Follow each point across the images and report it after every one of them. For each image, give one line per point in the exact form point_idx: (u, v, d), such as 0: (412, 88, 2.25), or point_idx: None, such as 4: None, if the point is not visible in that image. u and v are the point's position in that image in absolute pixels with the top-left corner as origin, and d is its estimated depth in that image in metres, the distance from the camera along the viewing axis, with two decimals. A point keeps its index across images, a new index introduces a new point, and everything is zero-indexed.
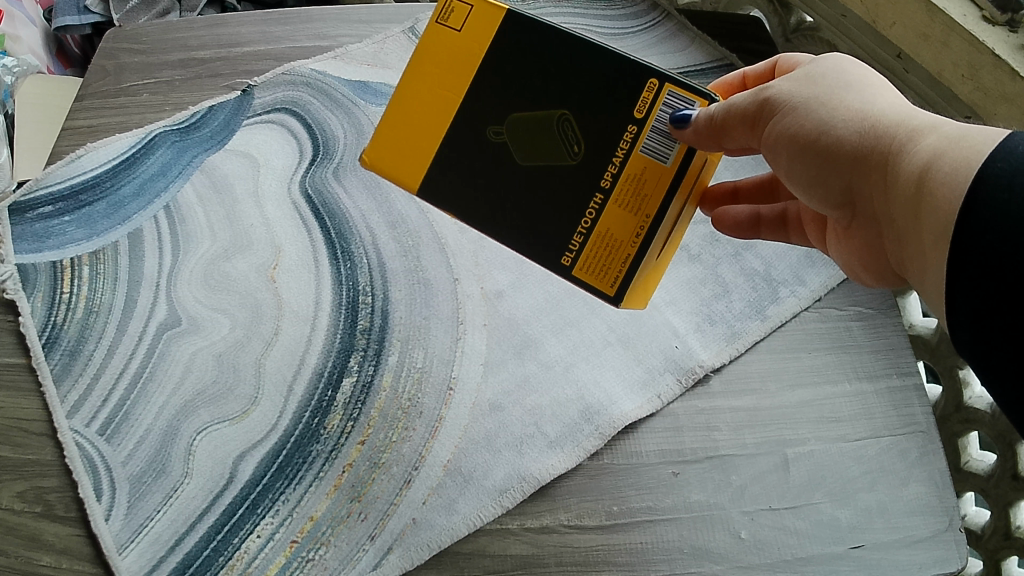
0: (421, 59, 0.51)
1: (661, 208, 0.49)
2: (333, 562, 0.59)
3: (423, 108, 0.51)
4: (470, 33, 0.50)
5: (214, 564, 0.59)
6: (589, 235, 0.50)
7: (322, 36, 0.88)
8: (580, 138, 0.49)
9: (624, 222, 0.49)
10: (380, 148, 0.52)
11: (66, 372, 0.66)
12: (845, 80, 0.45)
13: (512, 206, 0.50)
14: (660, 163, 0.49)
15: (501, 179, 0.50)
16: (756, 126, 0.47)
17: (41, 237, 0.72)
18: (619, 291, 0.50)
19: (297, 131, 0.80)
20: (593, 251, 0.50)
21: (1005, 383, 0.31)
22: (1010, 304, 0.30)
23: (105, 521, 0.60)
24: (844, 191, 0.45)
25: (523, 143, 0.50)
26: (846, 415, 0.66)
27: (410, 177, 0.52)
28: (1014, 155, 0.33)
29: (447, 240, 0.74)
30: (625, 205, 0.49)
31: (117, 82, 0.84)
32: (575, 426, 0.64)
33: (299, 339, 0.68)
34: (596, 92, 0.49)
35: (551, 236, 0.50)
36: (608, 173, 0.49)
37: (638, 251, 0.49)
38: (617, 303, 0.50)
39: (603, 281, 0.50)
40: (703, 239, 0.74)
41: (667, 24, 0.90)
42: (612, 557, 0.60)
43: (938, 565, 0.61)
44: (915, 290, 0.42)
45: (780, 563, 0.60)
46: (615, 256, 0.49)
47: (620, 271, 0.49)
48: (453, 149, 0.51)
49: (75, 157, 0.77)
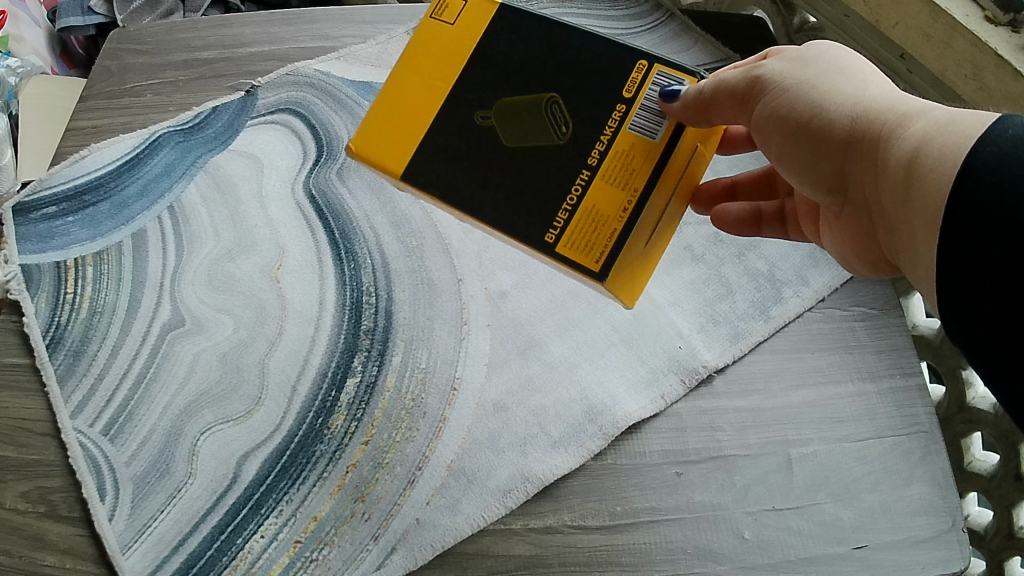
0: (415, 48, 0.51)
1: (650, 182, 0.48)
2: (337, 562, 0.59)
3: (414, 93, 0.51)
4: (463, 24, 0.51)
5: (218, 564, 0.59)
6: (575, 210, 0.48)
7: (326, 37, 0.88)
8: (568, 119, 0.49)
9: (611, 196, 0.48)
10: (366, 133, 0.51)
11: (70, 372, 0.66)
12: (837, 64, 0.46)
13: (497, 184, 0.49)
14: (649, 140, 0.48)
15: (487, 160, 0.49)
16: (746, 103, 0.47)
17: (45, 237, 0.73)
18: (606, 267, 0.47)
19: (301, 131, 0.80)
20: (578, 227, 0.48)
21: (990, 362, 0.32)
22: (999, 286, 0.32)
23: (110, 521, 0.60)
24: (835, 174, 0.46)
25: (512, 124, 0.49)
26: (849, 415, 0.66)
27: (396, 160, 0.50)
28: (1004, 138, 0.34)
29: (451, 240, 0.74)
30: (613, 180, 0.48)
31: (122, 82, 0.85)
32: (579, 426, 0.64)
33: (304, 339, 0.68)
34: (588, 74, 0.49)
35: (536, 213, 0.48)
36: (595, 150, 0.48)
37: (624, 226, 0.47)
38: (603, 280, 0.47)
39: (588, 257, 0.47)
40: (706, 238, 0.74)
41: (670, 24, 0.90)
42: (617, 557, 0.60)
43: (942, 565, 0.61)
44: (907, 275, 0.43)
45: (785, 563, 0.60)
46: (601, 231, 0.47)
47: (606, 246, 0.47)
48: (441, 130, 0.50)
49: (80, 157, 0.78)
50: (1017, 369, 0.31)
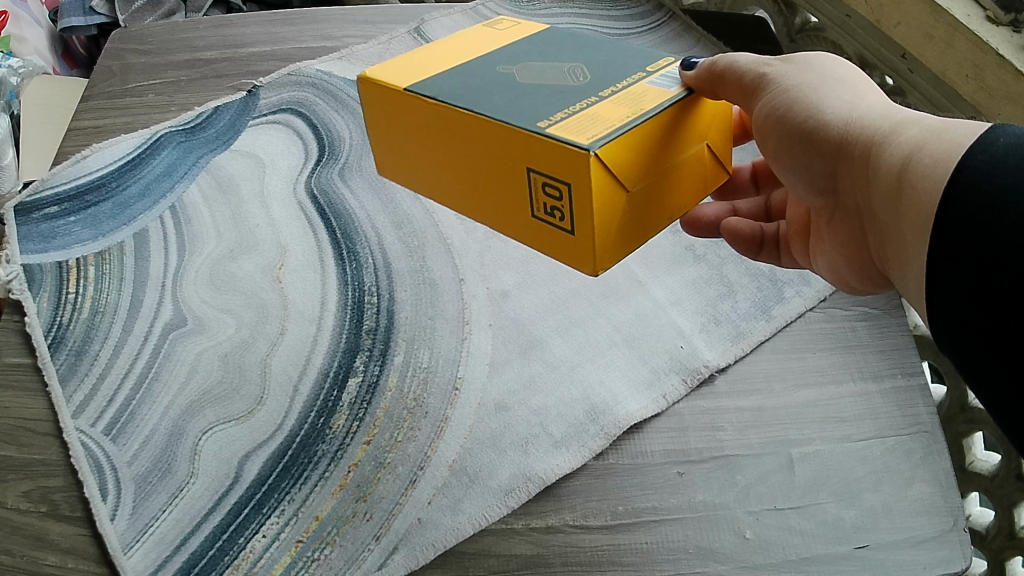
0: (458, 36, 0.56)
1: (658, 104, 0.45)
2: (338, 561, 0.57)
3: (442, 54, 0.54)
4: (508, 32, 0.56)
5: (219, 563, 0.57)
6: (575, 114, 0.45)
7: (329, 37, 0.93)
8: (587, 73, 0.49)
9: (615, 109, 0.45)
10: (384, 68, 0.53)
11: (71, 372, 0.66)
12: (840, 72, 0.46)
13: (496, 98, 0.47)
14: (663, 89, 0.47)
15: (494, 89, 0.48)
16: (750, 95, 0.48)
17: (46, 237, 0.75)
18: (596, 142, 0.42)
19: (302, 130, 0.83)
20: (575, 121, 0.44)
21: (976, 372, 0.33)
22: (990, 295, 0.32)
23: (111, 521, 0.59)
24: (830, 178, 0.46)
25: (529, 73, 0.50)
26: (851, 415, 0.65)
27: (402, 79, 0.51)
28: (994, 148, 0.34)
29: (452, 239, 0.76)
30: (619, 102, 0.46)
31: (122, 82, 0.90)
32: (580, 426, 0.64)
33: (305, 338, 0.69)
34: (612, 55, 0.51)
35: (532, 111, 0.45)
36: (608, 89, 0.47)
37: (623, 124, 0.43)
38: (589, 150, 0.41)
39: (580, 134, 0.42)
40: (708, 240, 0.77)
41: (672, 24, 0.93)
42: (617, 557, 0.58)
43: (942, 565, 0.58)
44: (896, 286, 0.43)
45: (786, 563, 0.58)
46: (598, 125, 0.43)
47: (602, 131, 0.43)
48: (457, 71, 0.51)
49: (82, 158, 0.81)
50: (1005, 385, 0.31)
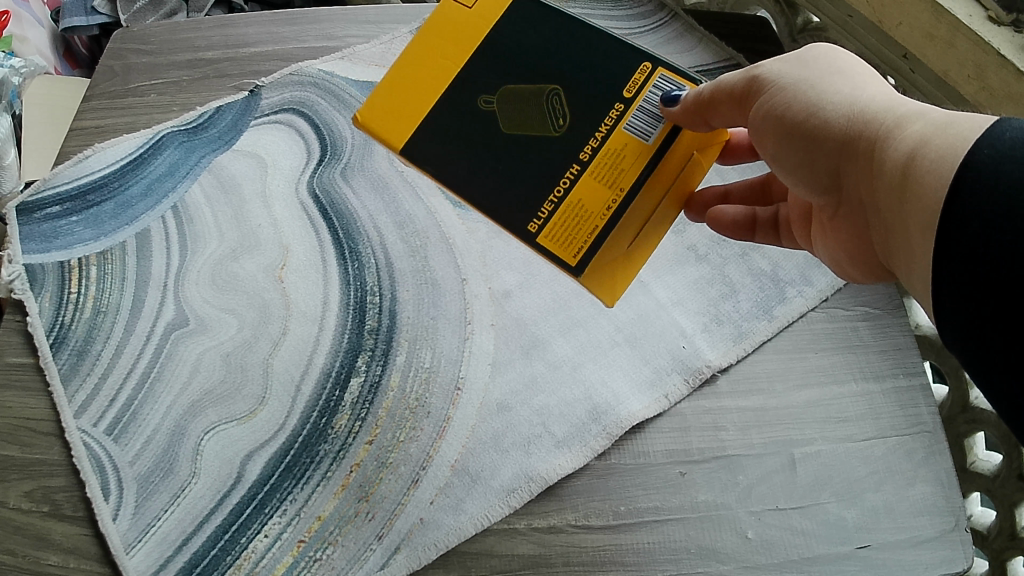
0: (432, 29, 0.52)
1: (638, 179, 0.48)
2: (341, 561, 0.59)
3: (423, 72, 0.51)
4: (480, 11, 0.52)
5: (221, 564, 0.58)
6: (560, 203, 0.48)
7: (332, 37, 0.92)
8: (566, 112, 0.49)
9: (597, 191, 0.48)
10: (375, 110, 0.51)
11: (74, 372, 0.66)
12: (837, 65, 0.47)
13: (490, 169, 0.49)
14: (642, 141, 0.49)
15: (482, 146, 0.49)
16: (745, 103, 0.48)
17: (49, 236, 0.75)
18: (582, 262, 0.48)
19: (305, 131, 0.83)
20: (561, 219, 0.48)
21: (983, 367, 0.33)
22: (997, 290, 0.32)
23: (114, 521, 0.60)
24: (832, 174, 0.46)
25: (514, 113, 0.50)
26: (853, 415, 0.65)
27: (396, 136, 0.50)
28: (1000, 142, 0.34)
29: (455, 239, 0.74)
30: (601, 176, 0.48)
31: (125, 82, 0.89)
32: (582, 426, 0.64)
33: (307, 339, 0.68)
34: (595, 69, 0.50)
35: (521, 201, 0.49)
36: (588, 147, 0.49)
37: (606, 223, 0.48)
38: (578, 275, 0.48)
39: (566, 250, 0.48)
40: (710, 239, 0.73)
41: (675, 24, 0.93)
42: (620, 557, 0.59)
43: (944, 565, 0.60)
44: (902, 280, 0.43)
45: (788, 563, 0.59)
46: (583, 227, 0.48)
47: (585, 241, 0.48)
48: (446, 107, 0.50)
49: (84, 158, 0.81)
50: (1011, 379, 0.31)
